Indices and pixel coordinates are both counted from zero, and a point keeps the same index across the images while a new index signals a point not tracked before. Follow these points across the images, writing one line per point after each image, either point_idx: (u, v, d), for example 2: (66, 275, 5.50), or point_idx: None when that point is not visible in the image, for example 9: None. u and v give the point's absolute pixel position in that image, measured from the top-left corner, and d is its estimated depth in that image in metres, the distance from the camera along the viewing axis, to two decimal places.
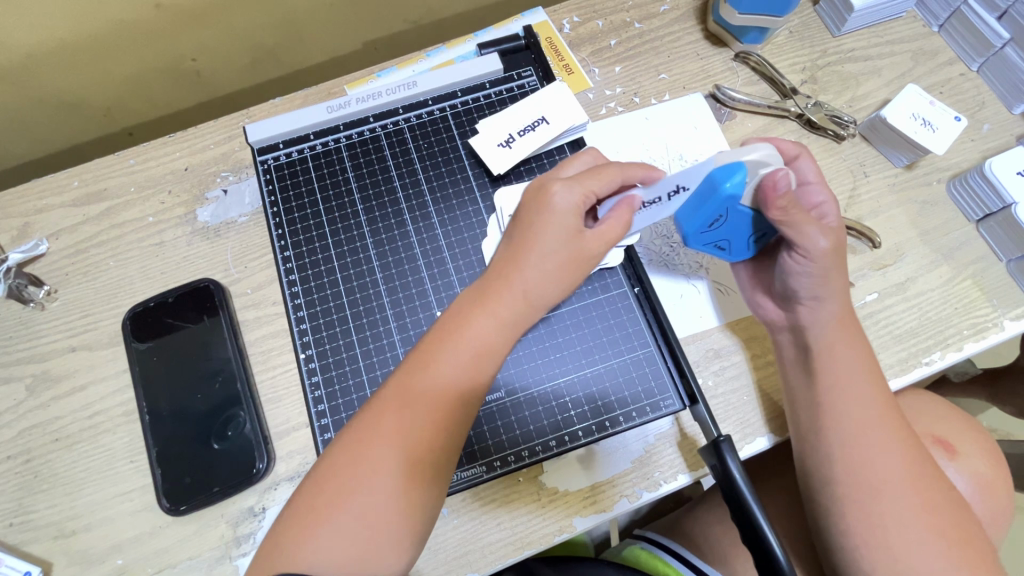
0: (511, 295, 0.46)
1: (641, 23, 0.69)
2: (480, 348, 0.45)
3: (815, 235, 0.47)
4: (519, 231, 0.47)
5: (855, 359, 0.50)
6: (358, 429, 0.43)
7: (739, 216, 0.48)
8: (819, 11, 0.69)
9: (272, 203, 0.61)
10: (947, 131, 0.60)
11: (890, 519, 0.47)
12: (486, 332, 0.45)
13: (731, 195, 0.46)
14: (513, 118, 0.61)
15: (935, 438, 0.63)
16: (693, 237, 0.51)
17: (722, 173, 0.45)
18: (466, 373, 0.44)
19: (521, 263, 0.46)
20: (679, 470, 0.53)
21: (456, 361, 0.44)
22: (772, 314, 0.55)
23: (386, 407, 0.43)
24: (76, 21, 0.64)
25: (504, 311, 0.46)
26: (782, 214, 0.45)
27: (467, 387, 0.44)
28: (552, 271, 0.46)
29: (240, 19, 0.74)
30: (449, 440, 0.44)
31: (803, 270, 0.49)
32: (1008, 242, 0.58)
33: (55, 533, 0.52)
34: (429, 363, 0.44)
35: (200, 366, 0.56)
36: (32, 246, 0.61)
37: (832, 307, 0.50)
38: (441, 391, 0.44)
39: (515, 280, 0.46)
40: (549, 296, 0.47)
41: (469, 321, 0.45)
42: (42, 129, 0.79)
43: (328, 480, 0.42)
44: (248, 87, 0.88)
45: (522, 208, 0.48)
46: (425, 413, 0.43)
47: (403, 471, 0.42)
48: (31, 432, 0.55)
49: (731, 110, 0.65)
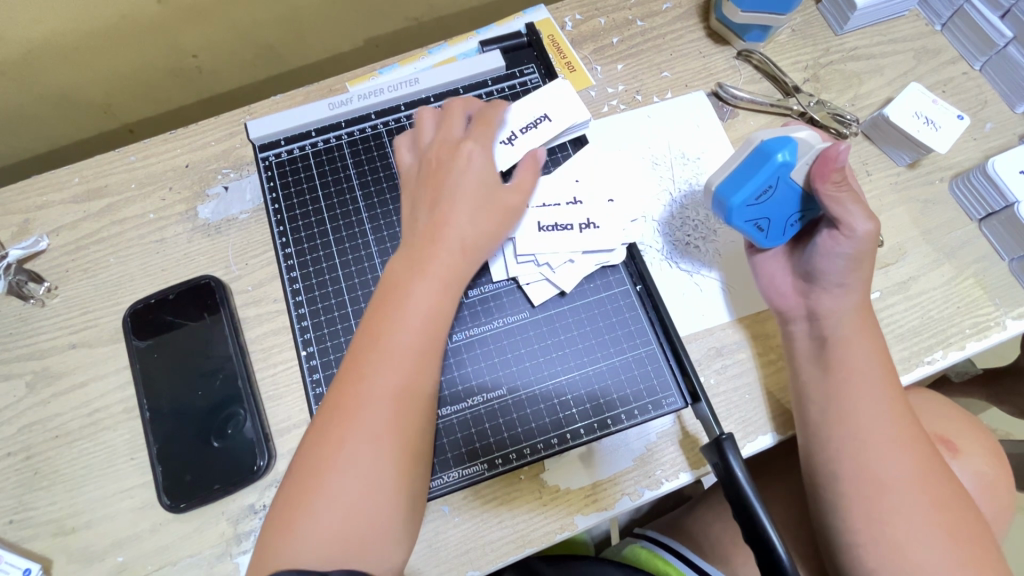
0: (447, 246, 0.49)
1: (643, 21, 0.69)
2: (425, 303, 0.47)
3: (861, 213, 0.48)
4: (436, 187, 0.51)
5: (866, 354, 0.51)
6: (325, 413, 0.44)
7: (787, 189, 0.50)
8: (821, 10, 0.68)
9: (274, 200, 0.61)
10: (950, 129, 0.59)
11: (895, 516, 0.47)
12: (428, 288, 0.47)
13: (784, 164, 0.48)
14: (514, 116, 0.60)
15: (937, 437, 0.63)
16: (738, 212, 0.51)
17: (777, 143, 0.48)
18: (415, 332, 0.46)
19: (449, 215, 0.50)
20: (681, 468, 0.53)
21: (406, 321, 0.46)
22: (789, 304, 0.55)
23: (346, 383, 0.45)
24: (76, 17, 0.64)
25: (442, 260, 0.48)
26: (835, 189, 0.48)
27: (418, 344, 0.46)
28: (481, 218, 0.50)
29: (241, 16, 0.74)
30: (416, 401, 0.45)
31: (841, 250, 0.50)
32: (1010, 241, 0.58)
33: (55, 531, 0.52)
34: (381, 327, 0.46)
35: (201, 363, 0.55)
36: (32, 243, 0.60)
37: (856, 297, 0.51)
38: (394, 354, 0.45)
39: (446, 231, 0.49)
40: (483, 241, 0.50)
41: (411, 279, 0.48)
42: (42, 125, 0.78)
43: (314, 463, 0.42)
44: (249, 84, 0.87)
45: (436, 170, 0.52)
46: (393, 377, 0.44)
47: (381, 438, 0.43)
48: (31, 429, 0.55)
49: (734, 108, 0.65)
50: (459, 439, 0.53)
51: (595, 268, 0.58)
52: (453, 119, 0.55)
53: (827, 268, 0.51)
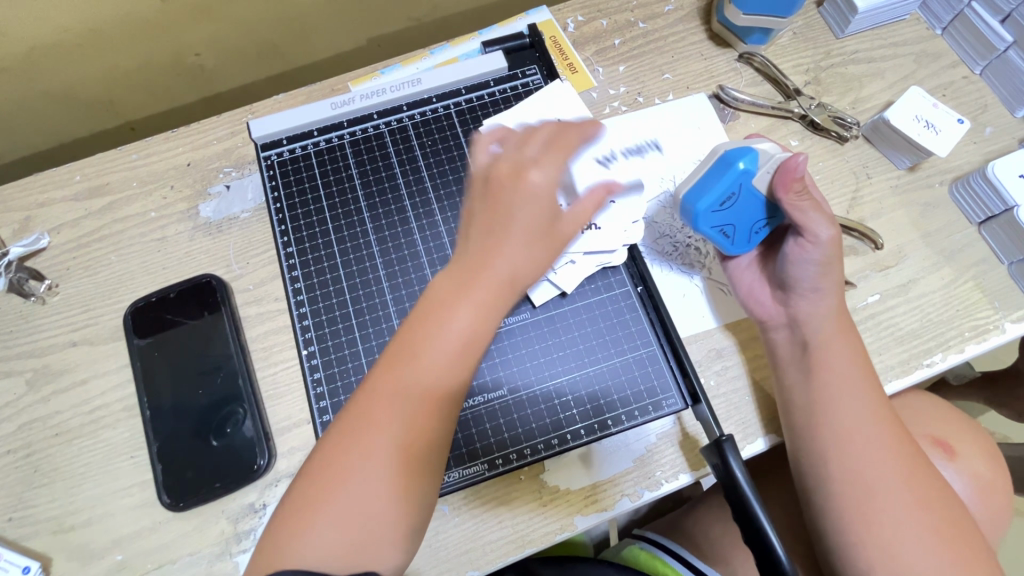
0: (490, 282, 0.42)
1: (645, 23, 0.69)
2: (464, 339, 0.42)
3: (822, 222, 0.49)
4: (487, 210, 0.43)
5: (851, 357, 0.51)
6: (349, 422, 0.42)
7: (749, 197, 0.50)
8: (822, 13, 0.69)
9: (275, 199, 0.61)
10: (949, 133, 0.60)
11: (885, 517, 0.47)
12: (469, 320, 0.42)
13: (744, 171, 0.49)
14: (549, 119, 0.61)
15: (934, 440, 0.63)
16: (703, 218, 0.51)
17: (737, 152, 0.49)
18: (453, 362, 0.42)
19: (498, 246, 0.42)
20: (680, 469, 0.53)
21: (440, 351, 0.42)
22: (768, 310, 0.55)
23: (374, 399, 0.42)
24: (79, 15, 0.64)
25: (483, 299, 0.42)
26: (797, 199, 0.49)
27: (454, 380, 0.43)
28: (532, 256, 0.43)
29: (243, 15, 0.74)
30: (439, 425, 0.43)
31: (808, 257, 0.51)
32: (1009, 245, 0.59)
33: (55, 528, 0.52)
34: (417, 352, 0.42)
35: (201, 361, 0.55)
36: (33, 240, 0.60)
37: (832, 301, 0.52)
38: (425, 382, 0.42)
39: (491, 263, 0.42)
40: (529, 276, 0.43)
41: (452, 310, 0.42)
42: (44, 123, 0.78)
43: (327, 467, 0.42)
44: (251, 83, 0.87)
45: (496, 184, 0.44)
46: (420, 402, 0.42)
47: (396, 459, 0.41)
48: (31, 426, 0.55)
49: (734, 110, 0.65)
50: (459, 439, 0.53)
51: (596, 269, 0.58)
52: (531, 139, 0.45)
53: (798, 277, 0.52)
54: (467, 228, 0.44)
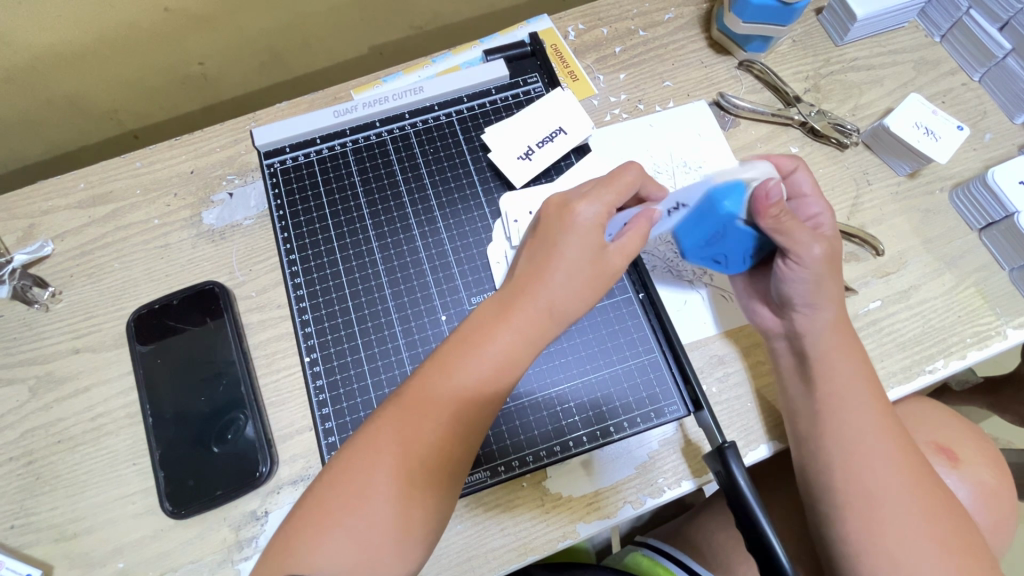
0: (535, 310, 0.45)
1: (645, 31, 0.69)
2: (504, 361, 0.44)
3: (811, 244, 0.49)
4: (540, 248, 0.47)
5: (853, 365, 0.51)
6: (376, 433, 0.42)
7: (738, 233, 0.51)
8: (822, 21, 0.69)
9: (278, 207, 0.62)
10: (950, 139, 0.60)
11: (890, 526, 0.47)
12: (510, 346, 0.44)
13: (729, 213, 0.49)
14: (530, 130, 0.62)
15: (937, 446, 0.63)
16: (691, 250, 0.54)
17: (722, 190, 0.48)
18: (488, 385, 0.44)
19: (545, 271, 0.46)
20: (683, 476, 0.53)
21: (476, 373, 0.44)
22: (768, 322, 0.55)
23: (404, 412, 0.43)
24: (85, 24, 0.65)
25: (527, 324, 0.45)
26: (775, 223, 0.48)
27: (489, 404, 0.44)
28: (578, 286, 0.46)
29: (246, 24, 0.75)
30: (464, 450, 0.44)
31: (797, 277, 0.51)
32: (1010, 251, 0.59)
33: (56, 536, 0.52)
34: (456, 369, 0.44)
35: (203, 369, 0.55)
36: (37, 247, 0.61)
37: (830, 314, 0.51)
38: (460, 401, 0.43)
39: (538, 291, 0.45)
40: (573, 309, 0.46)
41: (494, 335, 0.44)
42: (48, 130, 0.78)
43: (340, 481, 0.41)
44: (254, 92, 0.88)
45: (543, 222, 0.48)
46: (447, 421, 0.43)
47: (418, 479, 0.42)
48: (33, 433, 0.55)
49: (735, 117, 0.66)
50: None
51: None
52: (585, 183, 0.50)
53: (792, 293, 0.52)
54: (518, 260, 0.48)
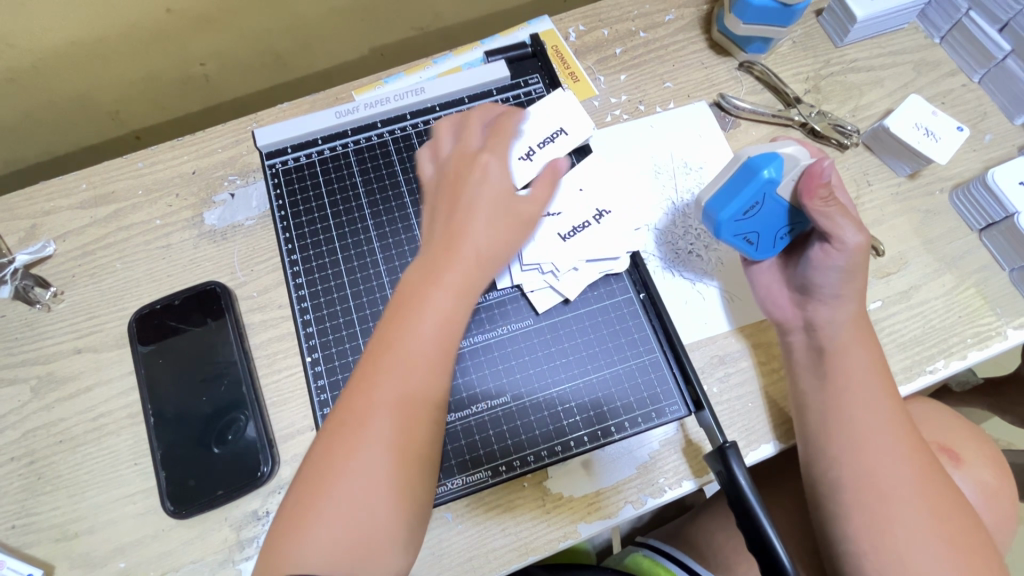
0: (465, 261, 0.45)
1: (646, 32, 0.69)
2: (440, 317, 0.44)
3: (852, 230, 0.50)
4: (455, 204, 0.47)
5: (866, 361, 0.51)
6: (341, 420, 0.42)
7: (773, 205, 0.51)
8: (822, 22, 0.69)
9: (280, 207, 0.62)
10: (950, 140, 0.60)
11: (892, 525, 0.47)
12: (443, 301, 0.44)
13: (770, 180, 0.50)
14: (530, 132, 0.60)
15: (939, 446, 0.63)
16: (726, 227, 0.52)
17: (762, 160, 0.50)
18: (430, 343, 0.44)
19: (466, 226, 0.46)
20: (684, 476, 0.53)
21: (416, 334, 0.43)
22: (787, 313, 0.55)
23: (357, 393, 0.43)
24: (87, 26, 0.65)
25: (459, 275, 0.45)
26: (823, 205, 0.49)
27: (436, 360, 0.44)
28: (500, 229, 0.47)
29: (248, 25, 0.75)
30: (426, 414, 0.43)
31: (833, 263, 0.51)
32: (1011, 252, 0.59)
33: (57, 536, 0.52)
34: (394, 335, 0.43)
35: (205, 369, 0.56)
36: (39, 248, 0.61)
37: (852, 308, 0.52)
38: (407, 368, 0.43)
39: (461, 243, 0.46)
40: (501, 248, 0.47)
41: (423, 297, 0.44)
42: (49, 131, 0.79)
43: (319, 473, 0.42)
44: (255, 93, 0.88)
45: (453, 179, 0.49)
46: (408, 391, 0.43)
47: (390, 453, 0.42)
48: (35, 433, 0.55)
49: (736, 118, 0.66)
50: (460, 447, 0.53)
51: (599, 276, 0.58)
52: (472, 130, 0.52)
53: (822, 282, 0.52)
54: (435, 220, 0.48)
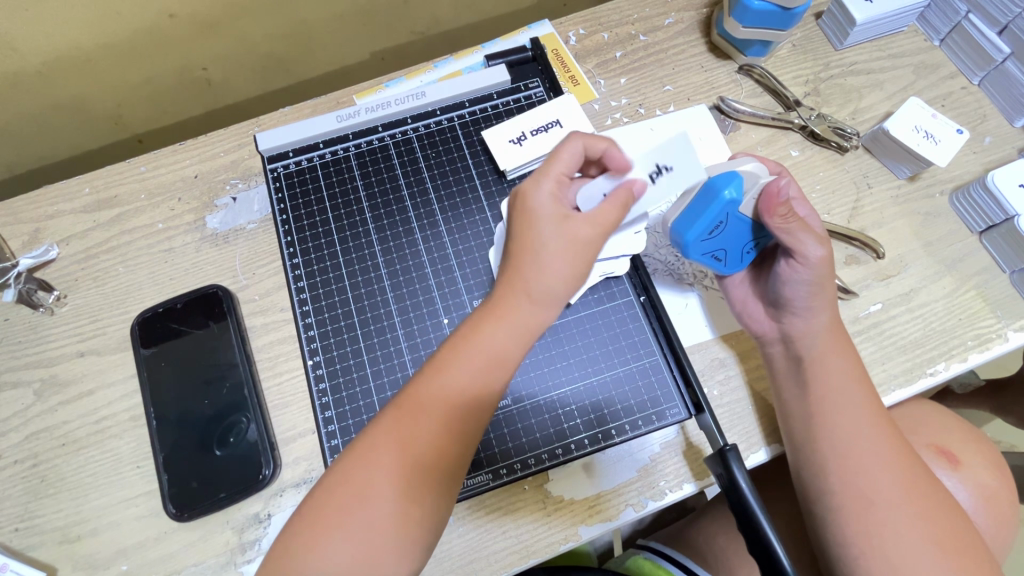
0: (523, 301, 0.45)
1: (646, 36, 0.70)
2: (490, 354, 0.44)
3: (813, 245, 0.50)
4: (519, 241, 0.46)
5: (851, 370, 0.51)
6: (370, 434, 0.43)
7: (736, 222, 0.51)
8: (821, 25, 0.70)
9: (281, 211, 0.62)
10: (949, 143, 0.60)
11: (887, 530, 0.47)
12: (495, 339, 0.44)
13: (732, 201, 0.48)
14: (526, 118, 0.62)
15: (937, 449, 0.63)
16: (692, 247, 0.52)
17: (722, 179, 0.48)
18: (477, 377, 0.44)
19: (527, 260, 0.45)
20: (684, 479, 0.53)
21: (469, 365, 0.44)
22: (762, 326, 0.55)
23: (395, 414, 0.43)
24: (91, 31, 0.66)
25: (518, 319, 0.45)
26: (783, 222, 0.49)
27: (482, 391, 0.44)
28: (559, 269, 0.44)
29: (251, 30, 0.75)
30: (459, 444, 0.43)
31: (798, 277, 0.51)
32: (1011, 255, 0.59)
33: (61, 539, 0.52)
34: (442, 366, 0.44)
35: (206, 372, 0.56)
36: (43, 251, 0.61)
37: (825, 318, 0.52)
38: (451, 395, 0.43)
39: (524, 282, 0.44)
40: (562, 293, 0.45)
41: (477, 330, 0.44)
42: (54, 135, 0.79)
43: (339, 485, 0.41)
44: (257, 96, 0.89)
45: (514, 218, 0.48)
46: (452, 413, 0.43)
47: (409, 475, 0.41)
48: (38, 436, 0.55)
49: (735, 121, 0.66)
50: None
51: (600, 279, 0.58)
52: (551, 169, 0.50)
53: (790, 297, 0.52)
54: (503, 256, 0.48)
